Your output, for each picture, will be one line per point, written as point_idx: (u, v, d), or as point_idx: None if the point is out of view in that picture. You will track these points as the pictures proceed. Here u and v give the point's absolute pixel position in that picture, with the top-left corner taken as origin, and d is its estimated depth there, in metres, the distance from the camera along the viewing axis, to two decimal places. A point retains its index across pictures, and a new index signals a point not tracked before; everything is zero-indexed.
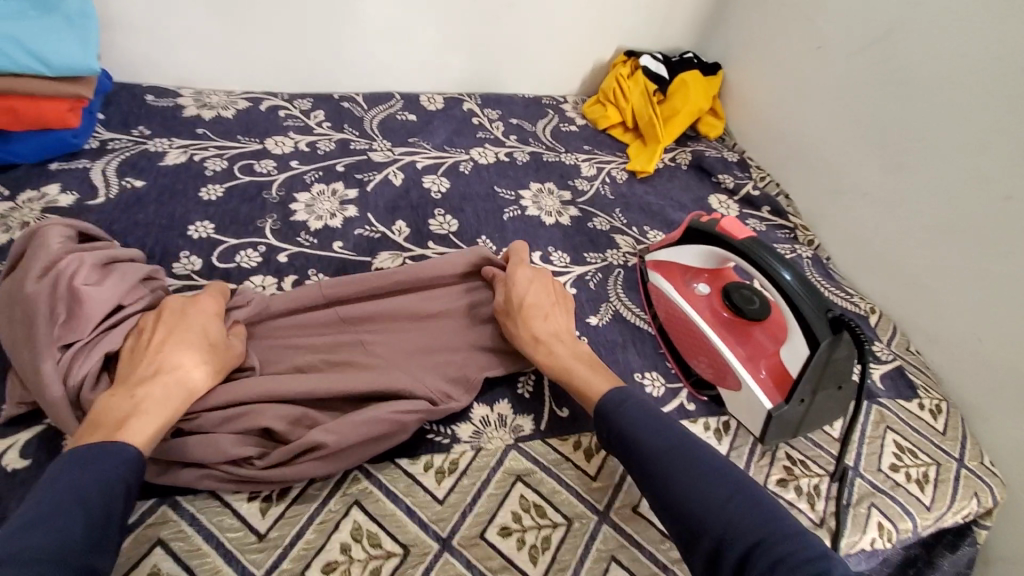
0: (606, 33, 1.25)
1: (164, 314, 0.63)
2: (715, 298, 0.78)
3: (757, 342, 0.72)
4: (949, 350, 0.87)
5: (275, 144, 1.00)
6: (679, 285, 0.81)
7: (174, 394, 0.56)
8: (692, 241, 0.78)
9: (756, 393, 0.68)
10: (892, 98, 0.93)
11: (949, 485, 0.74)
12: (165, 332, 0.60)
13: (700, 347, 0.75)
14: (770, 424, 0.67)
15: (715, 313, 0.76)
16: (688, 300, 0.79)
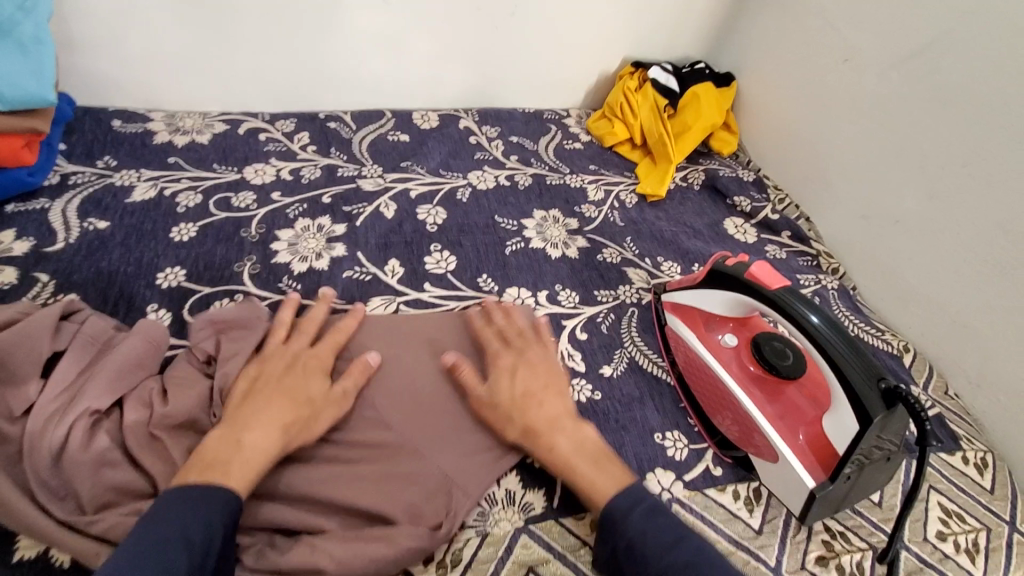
0: (612, 43, 1.17)
1: (295, 365, 0.61)
2: (743, 351, 0.71)
3: (793, 404, 0.66)
4: (994, 397, 0.80)
5: (255, 173, 0.91)
6: (702, 333, 0.74)
7: (274, 440, 0.54)
8: (715, 286, 0.71)
9: (797, 468, 0.61)
10: (931, 118, 0.85)
11: (1003, 555, 0.67)
12: (286, 381, 0.58)
13: (726, 407, 0.68)
14: (812, 505, 0.60)
15: (743, 369, 0.69)
16: (712, 352, 0.71)
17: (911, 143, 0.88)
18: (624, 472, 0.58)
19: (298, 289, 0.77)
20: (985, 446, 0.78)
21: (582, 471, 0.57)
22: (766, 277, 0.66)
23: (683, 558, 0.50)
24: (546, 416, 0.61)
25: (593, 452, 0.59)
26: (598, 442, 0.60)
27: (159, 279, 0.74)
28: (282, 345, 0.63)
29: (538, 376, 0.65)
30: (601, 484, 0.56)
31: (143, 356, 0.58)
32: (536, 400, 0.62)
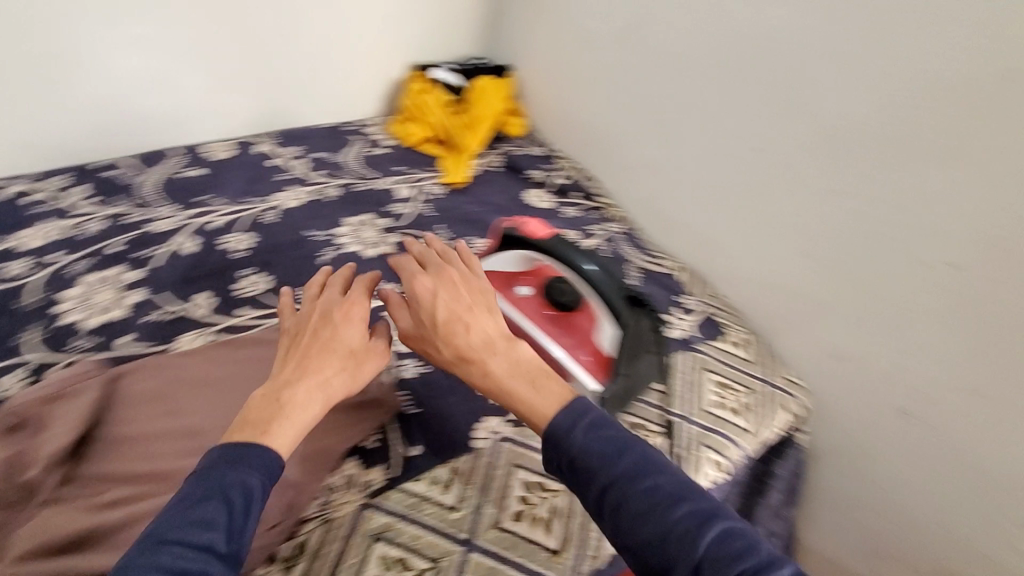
0: (393, 51, 1.24)
1: (302, 335, 0.57)
2: (537, 296, 0.79)
3: (581, 330, 0.77)
4: (744, 288, 1.00)
5: (25, 238, 0.85)
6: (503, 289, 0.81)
7: (314, 399, 0.52)
8: (508, 247, 0.81)
9: (587, 380, 0.72)
10: (655, 78, 1.04)
11: (761, 407, 0.85)
12: (318, 340, 0.56)
13: (530, 346, 0.77)
14: (607, 406, 0.71)
15: (539, 312, 0.78)
16: (513, 304, 0.79)
17: (647, 100, 1.06)
18: (563, 386, 0.53)
19: (96, 344, 0.74)
20: (743, 329, 0.97)
21: (520, 391, 0.53)
22: (542, 231, 0.78)
23: (630, 465, 0.47)
24: (479, 339, 0.55)
25: (530, 372, 0.54)
26: (535, 359, 0.55)
27: None
28: (316, 299, 0.60)
29: (461, 295, 0.58)
30: (541, 406, 0.51)
31: None
32: (463, 323, 0.56)
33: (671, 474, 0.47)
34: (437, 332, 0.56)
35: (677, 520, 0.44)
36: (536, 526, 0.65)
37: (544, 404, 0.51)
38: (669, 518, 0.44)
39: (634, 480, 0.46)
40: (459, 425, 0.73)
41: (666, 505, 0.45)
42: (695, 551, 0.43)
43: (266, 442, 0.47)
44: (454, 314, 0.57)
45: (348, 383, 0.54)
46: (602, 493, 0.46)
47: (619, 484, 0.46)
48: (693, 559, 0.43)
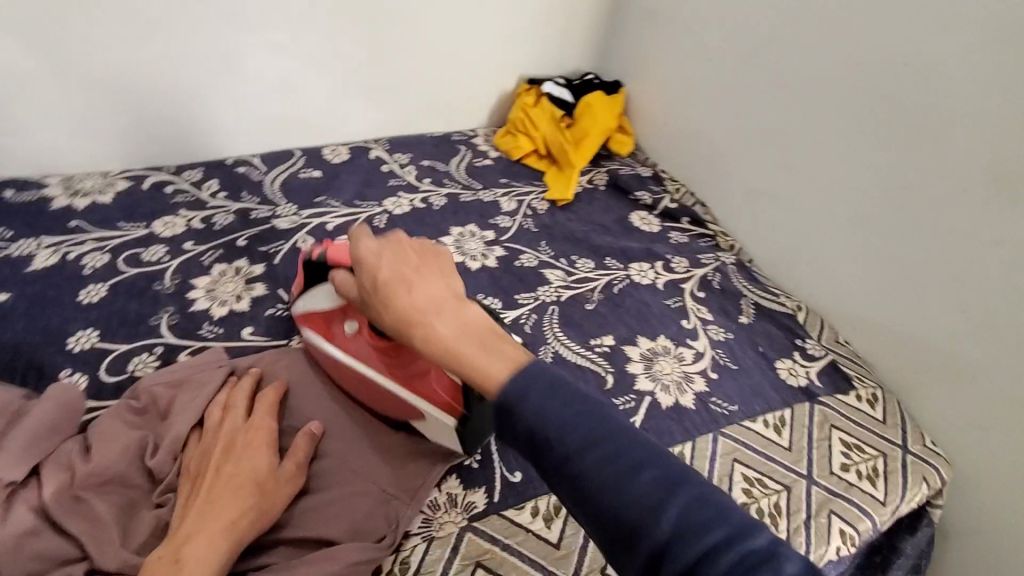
0: (506, 64, 1.24)
1: (234, 447, 0.57)
2: (364, 329, 0.65)
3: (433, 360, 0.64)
4: (875, 338, 0.90)
5: (164, 226, 0.91)
6: (326, 330, 0.68)
7: (217, 544, 0.50)
8: (318, 280, 0.68)
9: (436, 419, 0.61)
10: (785, 102, 0.97)
11: (898, 475, 0.76)
12: (228, 468, 0.55)
13: (378, 396, 0.65)
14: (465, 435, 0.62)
15: (371, 345, 0.64)
16: (341, 346, 0.66)
17: (773, 125, 0.99)
18: (516, 347, 0.47)
19: (221, 333, 0.77)
20: (875, 383, 0.88)
21: (466, 352, 0.46)
22: (342, 253, 0.65)
23: (605, 450, 0.40)
24: (423, 300, 0.48)
25: (483, 331, 0.47)
26: (479, 318, 0.49)
27: (70, 344, 0.72)
28: (218, 427, 0.59)
29: (405, 256, 0.51)
30: (504, 371, 0.45)
31: (57, 420, 0.58)
32: (406, 285, 0.49)
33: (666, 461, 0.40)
34: (375, 297, 0.49)
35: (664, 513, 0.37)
36: None
37: (494, 366, 0.45)
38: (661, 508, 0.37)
39: (587, 455, 0.40)
40: None
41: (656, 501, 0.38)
42: (678, 528, 0.37)
43: None
44: (373, 281, 0.50)
45: (210, 540, 0.50)
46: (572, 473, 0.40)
47: (601, 469, 0.39)
48: (669, 538, 0.36)
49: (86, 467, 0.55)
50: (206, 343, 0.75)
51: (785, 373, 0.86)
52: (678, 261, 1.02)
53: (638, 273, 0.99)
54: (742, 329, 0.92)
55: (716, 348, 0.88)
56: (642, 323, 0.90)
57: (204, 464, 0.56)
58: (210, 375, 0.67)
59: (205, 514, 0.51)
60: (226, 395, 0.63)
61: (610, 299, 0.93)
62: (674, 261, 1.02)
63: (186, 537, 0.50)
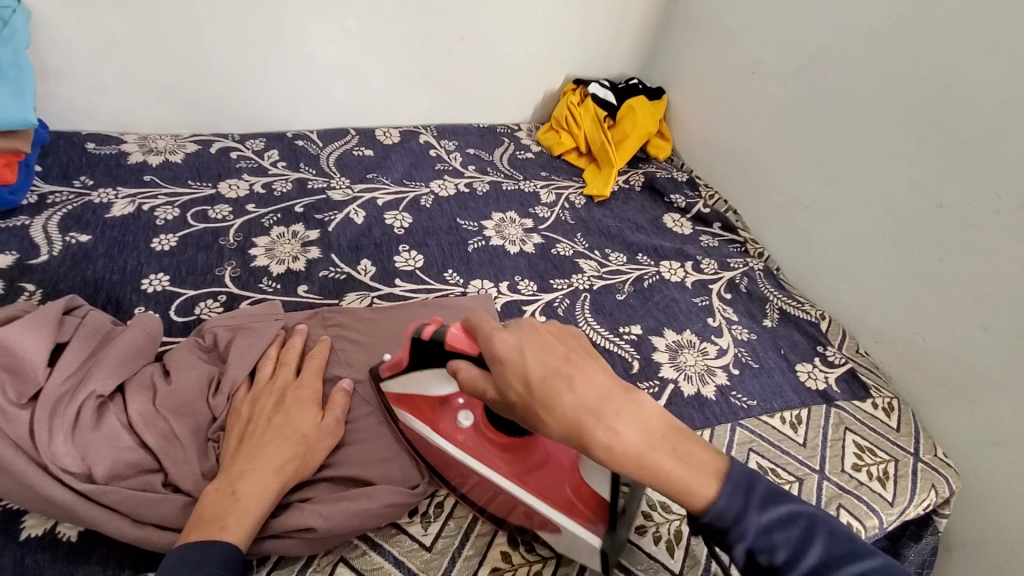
0: (555, 63, 1.29)
1: (284, 401, 0.62)
2: (483, 425, 0.62)
3: (557, 469, 0.59)
4: (895, 350, 0.94)
5: (229, 188, 0.97)
6: (435, 425, 0.62)
7: (268, 484, 0.54)
8: (421, 368, 0.61)
9: (578, 535, 0.54)
10: (825, 118, 1.00)
11: (908, 479, 0.79)
12: (279, 419, 0.60)
13: (480, 488, 0.60)
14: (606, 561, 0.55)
15: (491, 443, 0.61)
16: (455, 442, 0.61)
17: (811, 139, 1.03)
18: (705, 451, 0.49)
19: (278, 288, 0.83)
20: (891, 394, 0.91)
21: (665, 464, 0.46)
22: (461, 342, 0.55)
23: (653, 433, 0.48)
24: (592, 395, 0.47)
25: (664, 432, 0.48)
26: (604, 385, 0.48)
27: (145, 285, 0.79)
28: (269, 382, 0.65)
29: (553, 346, 0.49)
30: (698, 484, 0.46)
31: (142, 346, 0.64)
32: (574, 377, 0.48)
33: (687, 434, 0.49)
34: (534, 399, 0.48)
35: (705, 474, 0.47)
36: (659, 544, 0.65)
37: (699, 488, 0.46)
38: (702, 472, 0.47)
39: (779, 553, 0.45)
40: None
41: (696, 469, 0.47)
42: None
43: (225, 536, 0.50)
44: (524, 381, 0.48)
45: (262, 477, 0.54)
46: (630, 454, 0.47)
47: (657, 450, 0.47)
48: None
49: (166, 390, 0.61)
50: (265, 296, 0.81)
51: (805, 376, 0.90)
52: (707, 262, 1.06)
53: (668, 271, 1.03)
54: (766, 332, 0.96)
55: (739, 347, 0.92)
56: (670, 317, 0.94)
57: (255, 408, 0.61)
58: (267, 325, 0.73)
59: (255, 452, 0.56)
60: (276, 352, 0.69)
61: (640, 292, 0.98)
62: (703, 262, 1.06)
63: (240, 474, 0.54)
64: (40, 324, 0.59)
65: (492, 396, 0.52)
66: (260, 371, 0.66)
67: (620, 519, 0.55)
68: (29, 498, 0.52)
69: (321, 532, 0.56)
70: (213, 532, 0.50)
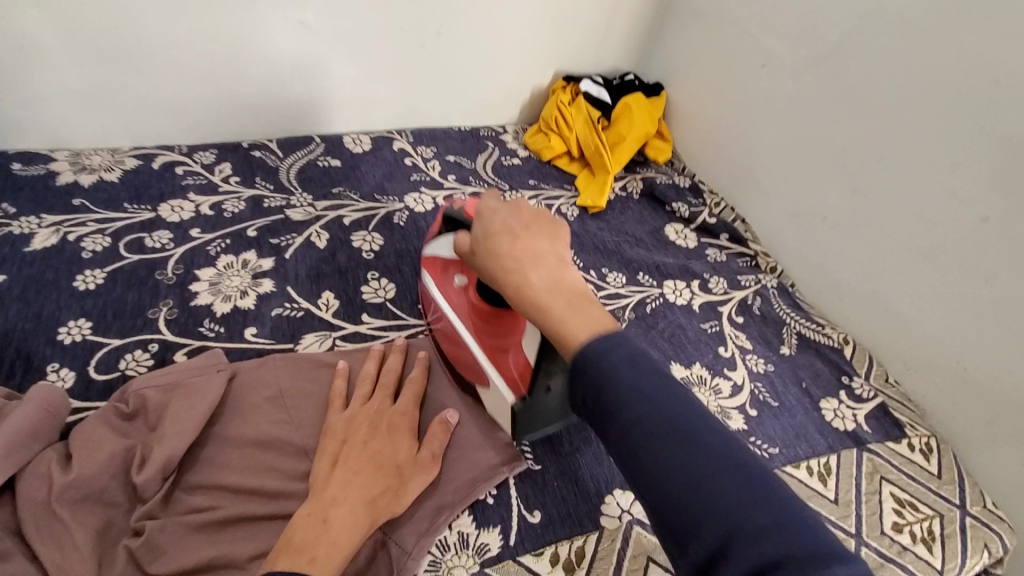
0: (542, 58, 1.17)
1: (380, 425, 0.59)
2: (470, 290, 0.65)
3: (519, 311, 0.62)
4: (929, 381, 0.83)
5: (172, 210, 0.85)
6: (440, 281, 0.69)
7: (360, 516, 0.52)
8: (444, 230, 0.67)
9: (498, 387, 0.60)
10: (849, 118, 0.89)
11: (957, 540, 0.69)
12: (375, 445, 0.57)
13: (455, 341, 0.66)
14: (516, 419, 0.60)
15: (470, 306, 0.65)
16: (445, 298, 0.68)
17: (830, 141, 0.92)
18: (605, 314, 0.46)
19: (222, 333, 0.71)
20: (928, 432, 0.81)
21: (555, 309, 0.46)
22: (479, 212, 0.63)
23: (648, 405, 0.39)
24: (525, 250, 0.50)
25: (570, 292, 0.48)
26: (537, 248, 0.50)
27: (61, 334, 0.67)
28: (365, 404, 0.62)
29: (521, 215, 0.52)
30: (575, 325, 0.45)
31: (37, 425, 0.52)
32: (517, 237, 0.50)
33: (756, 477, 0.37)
34: (482, 244, 0.51)
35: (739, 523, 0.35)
36: None
37: (578, 329, 0.45)
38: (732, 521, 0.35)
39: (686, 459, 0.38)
40: (586, 496, 0.63)
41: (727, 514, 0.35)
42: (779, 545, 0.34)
43: None
44: (489, 237, 0.51)
45: None
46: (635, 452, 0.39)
47: (629, 402, 0.40)
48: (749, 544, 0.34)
49: (64, 480, 0.49)
50: (207, 342, 0.70)
51: (831, 415, 0.79)
52: (715, 281, 0.95)
53: (673, 292, 0.92)
54: (783, 362, 0.85)
55: (755, 381, 0.81)
56: (676, 349, 0.83)
57: None
58: (209, 380, 0.62)
59: None
60: (373, 370, 0.66)
61: (642, 319, 0.87)
62: (711, 281, 0.95)
63: (333, 501, 0.52)
64: None
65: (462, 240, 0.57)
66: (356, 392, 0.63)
67: (540, 394, 0.58)
68: None
69: None
70: (302, 565, 0.47)
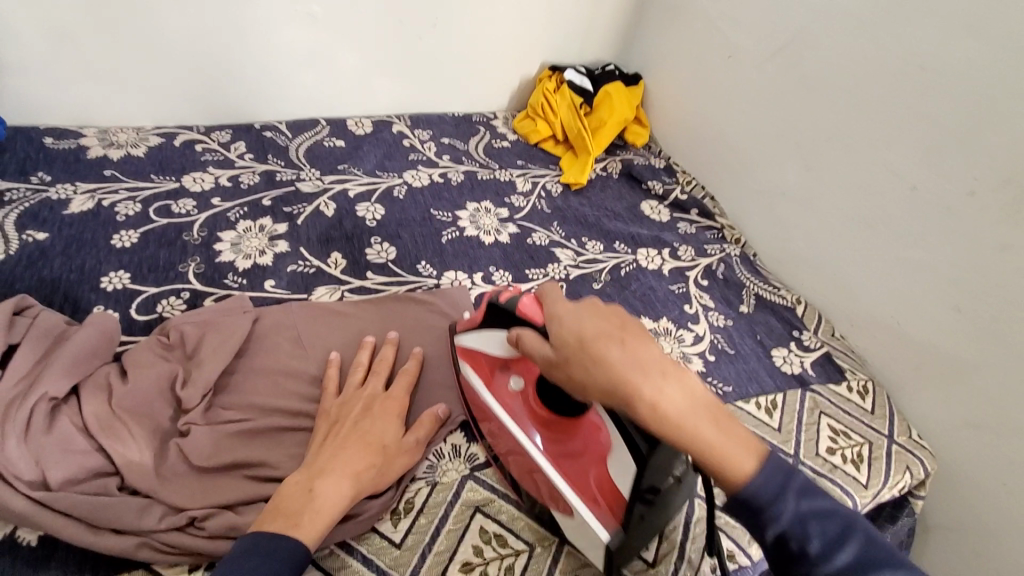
0: (530, 49, 1.27)
1: (372, 407, 0.63)
2: (531, 397, 0.64)
3: (591, 436, 0.59)
4: (869, 333, 0.94)
5: (194, 182, 0.94)
6: (489, 382, 0.66)
7: (343, 488, 0.55)
8: (493, 327, 0.63)
9: (587, 521, 0.56)
10: (802, 102, 0.99)
11: (881, 462, 0.80)
12: (362, 426, 0.61)
13: (511, 450, 0.63)
14: (610, 559, 0.56)
15: (532, 414, 0.63)
16: (499, 403, 0.65)
17: (786, 123, 1.03)
18: (746, 433, 0.50)
19: (244, 284, 0.80)
20: (866, 377, 0.92)
21: (707, 435, 0.47)
22: (535, 309, 0.57)
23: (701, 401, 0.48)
24: (637, 362, 0.48)
25: (708, 405, 0.49)
26: (653, 357, 0.48)
27: (103, 283, 0.76)
28: (359, 389, 0.66)
29: (610, 322, 0.50)
30: (739, 458, 0.48)
31: (98, 347, 0.62)
32: (616, 344, 0.48)
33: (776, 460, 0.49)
34: (582, 355, 0.49)
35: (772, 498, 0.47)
36: None
37: (746, 464, 0.48)
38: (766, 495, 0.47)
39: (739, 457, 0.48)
40: None
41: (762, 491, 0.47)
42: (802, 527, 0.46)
43: None
44: (579, 343, 0.50)
45: None
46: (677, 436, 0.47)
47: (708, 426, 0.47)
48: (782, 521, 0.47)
49: (122, 391, 0.59)
50: (231, 292, 0.79)
51: (781, 361, 0.90)
52: (684, 249, 1.05)
53: (646, 258, 1.02)
54: (742, 318, 0.95)
55: (716, 333, 0.92)
56: (647, 305, 0.94)
57: None
58: (237, 319, 0.72)
59: None
60: (367, 358, 0.70)
61: (617, 280, 0.97)
62: (680, 249, 1.05)
63: (320, 472, 0.56)
64: None
65: (551, 376, 0.54)
66: (350, 377, 0.67)
67: (634, 522, 0.55)
68: None
69: None
70: (287, 528, 0.51)
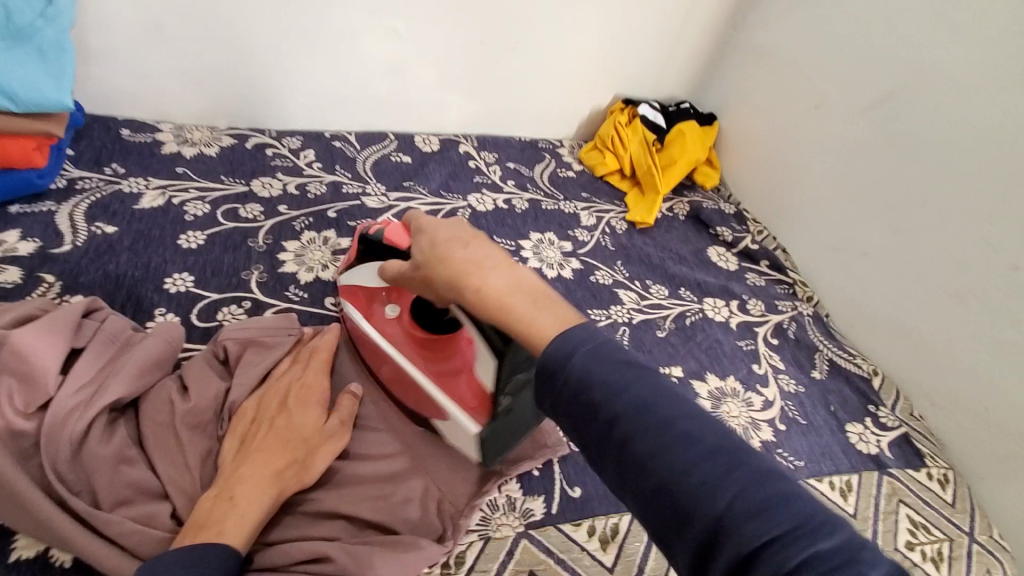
0: (604, 81, 1.25)
1: (290, 403, 0.59)
2: (406, 319, 0.66)
3: (461, 361, 0.63)
4: (953, 418, 0.87)
5: (262, 187, 0.94)
6: (369, 314, 0.68)
7: (265, 490, 0.52)
8: (370, 258, 0.65)
9: (460, 419, 0.60)
10: (898, 161, 0.93)
11: (963, 563, 0.73)
12: (282, 421, 0.57)
13: (412, 388, 0.64)
14: (484, 449, 0.59)
15: (410, 336, 0.65)
16: (381, 333, 0.66)
17: (876, 181, 0.97)
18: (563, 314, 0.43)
19: (305, 298, 0.79)
20: (947, 464, 0.85)
21: (518, 308, 0.44)
22: (398, 237, 0.60)
23: (646, 417, 0.37)
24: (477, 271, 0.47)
25: (531, 290, 0.45)
26: (536, 283, 0.46)
27: (167, 284, 0.75)
28: (280, 380, 0.62)
29: (461, 226, 0.51)
30: (546, 327, 0.42)
31: (161, 357, 0.59)
32: (458, 244, 0.49)
33: (713, 434, 0.36)
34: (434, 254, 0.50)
35: (768, 533, 0.32)
36: None
37: (549, 325, 0.42)
38: (762, 529, 0.32)
39: (655, 441, 0.36)
40: None
41: (751, 520, 0.32)
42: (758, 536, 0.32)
43: (220, 541, 0.47)
44: (439, 244, 0.51)
45: (257, 487, 0.52)
46: (627, 447, 0.37)
47: (586, 382, 0.38)
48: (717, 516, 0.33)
49: (183, 407, 0.57)
50: (292, 305, 0.77)
51: (856, 439, 0.84)
52: (754, 302, 1.00)
53: (713, 309, 0.97)
54: (814, 385, 0.89)
55: (786, 400, 0.86)
56: (714, 361, 0.89)
57: (260, 407, 0.59)
58: (281, 338, 0.67)
59: (245, 455, 0.54)
60: (297, 351, 0.66)
61: (682, 329, 0.92)
62: (749, 302, 1.00)
63: (238, 478, 0.52)
64: (57, 325, 0.55)
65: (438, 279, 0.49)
66: (276, 370, 0.64)
67: (502, 415, 0.58)
68: (24, 519, 0.47)
69: (339, 564, 0.52)
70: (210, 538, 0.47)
